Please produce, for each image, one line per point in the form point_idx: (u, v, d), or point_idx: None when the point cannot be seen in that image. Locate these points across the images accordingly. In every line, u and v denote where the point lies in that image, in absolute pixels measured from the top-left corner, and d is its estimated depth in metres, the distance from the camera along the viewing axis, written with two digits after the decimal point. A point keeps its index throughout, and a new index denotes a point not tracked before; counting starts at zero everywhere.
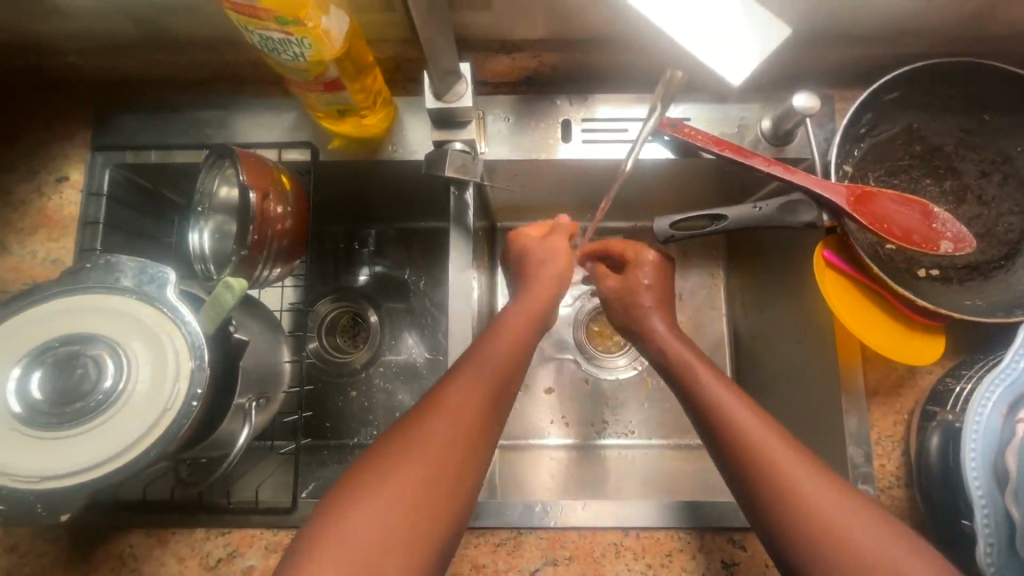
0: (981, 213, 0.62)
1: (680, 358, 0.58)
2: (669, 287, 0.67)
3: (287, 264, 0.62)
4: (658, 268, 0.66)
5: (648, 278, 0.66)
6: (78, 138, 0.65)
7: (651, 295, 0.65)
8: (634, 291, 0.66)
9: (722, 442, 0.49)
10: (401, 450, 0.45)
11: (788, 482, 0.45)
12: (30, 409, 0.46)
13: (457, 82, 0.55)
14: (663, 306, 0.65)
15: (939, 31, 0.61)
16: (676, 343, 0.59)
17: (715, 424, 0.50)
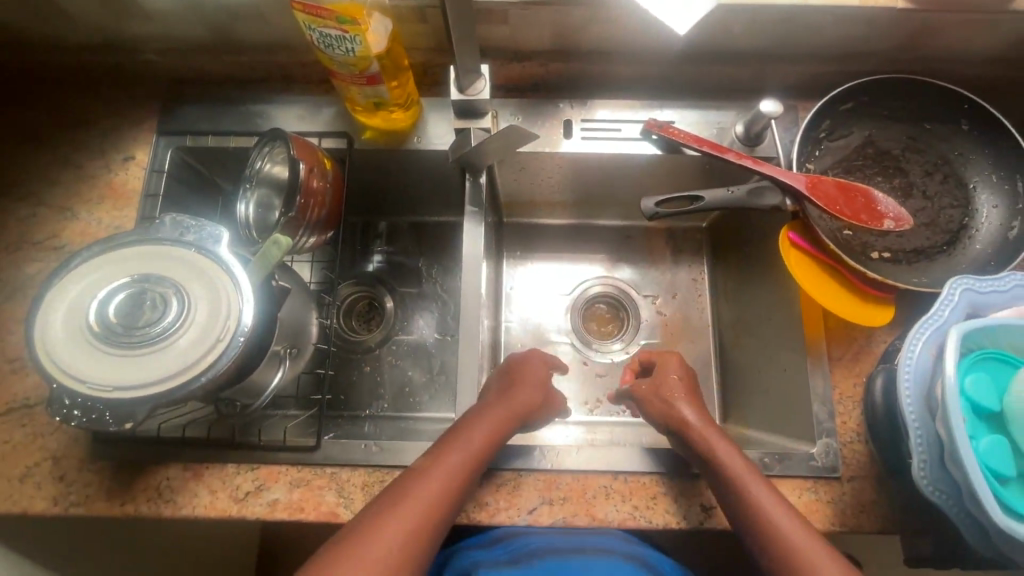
0: (925, 206, 0.72)
1: (716, 449, 0.59)
2: (694, 386, 0.69)
3: (322, 234, 0.71)
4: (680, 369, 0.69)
5: (676, 375, 0.68)
6: (145, 123, 0.75)
7: (682, 389, 0.67)
8: (668, 390, 0.67)
9: (756, 530, 0.53)
10: (380, 517, 0.50)
11: (783, 539, 0.51)
12: (104, 330, 0.54)
13: (477, 79, 0.65)
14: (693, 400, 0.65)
15: (882, 52, 0.72)
16: (709, 432, 0.60)
17: (748, 516, 0.54)
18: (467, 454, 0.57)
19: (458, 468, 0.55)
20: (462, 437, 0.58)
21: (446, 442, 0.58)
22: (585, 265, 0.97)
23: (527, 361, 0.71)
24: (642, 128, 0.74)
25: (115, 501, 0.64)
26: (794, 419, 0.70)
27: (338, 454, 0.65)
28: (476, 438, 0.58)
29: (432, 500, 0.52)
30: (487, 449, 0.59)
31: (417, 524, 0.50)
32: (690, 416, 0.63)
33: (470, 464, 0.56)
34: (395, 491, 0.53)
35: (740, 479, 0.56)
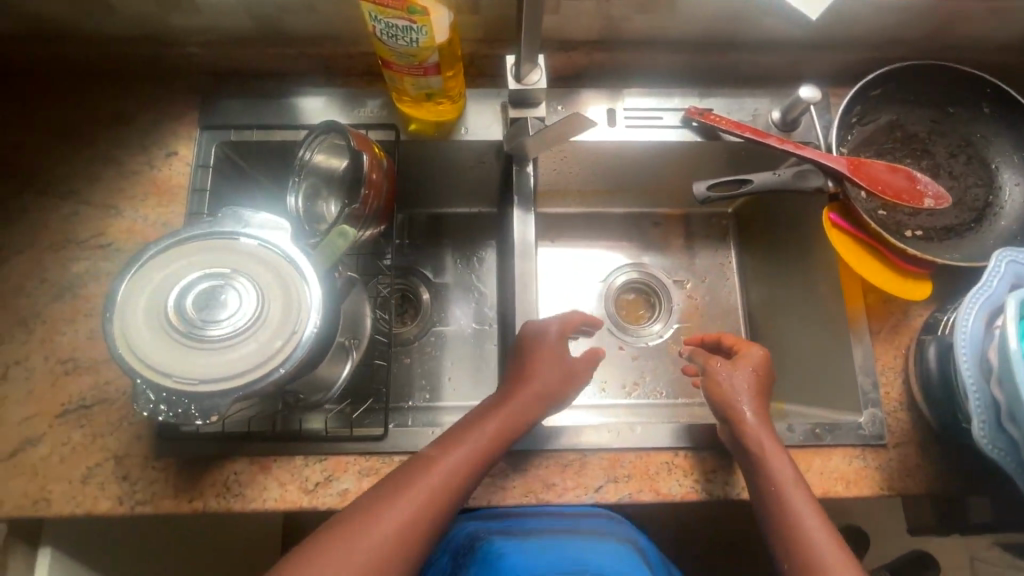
0: (953, 186, 0.75)
1: (772, 455, 0.60)
2: (768, 384, 0.67)
3: (377, 226, 0.72)
4: (752, 373, 0.66)
5: (750, 373, 0.66)
6: (187, 119, 0.75)
7: (746, 393, 0.65)
8: (737, 383, 0.66)
9: (777, 529, 0.57)
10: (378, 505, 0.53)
11: (800, 541, 0.55)
12: (184, 326, 0.53)
13: (532, 70, 0.66)
14: (760, 406, 0.64)
15: (908, 40, 0.76)
16: (766, 437, 0.61)
17: (775, 515, 0.58)
18: (480, 442, 0.59)
19: (469, 454, 0.58)
20: (475, 425, 0.60)
21: (458, 429, 0.60)
22: (616, 253, 0.98)
23: (543, 328, 0.69)
24: (683, 116, 0.77)
25: (182, 498, 0.64)
26: (837, 392, 0.73)
27: (405, 442, 0.66)
28: (487, 429, 0.60)
29: (433, 489, 0.54)
30: (499, 440, 0.60)
31: (424, 506, 0.53)
32: (749, 415, 0.63)
33: (481, 452, 0.59)
34: (396, 479, 0.55)
35: (785, 488, 0.58)
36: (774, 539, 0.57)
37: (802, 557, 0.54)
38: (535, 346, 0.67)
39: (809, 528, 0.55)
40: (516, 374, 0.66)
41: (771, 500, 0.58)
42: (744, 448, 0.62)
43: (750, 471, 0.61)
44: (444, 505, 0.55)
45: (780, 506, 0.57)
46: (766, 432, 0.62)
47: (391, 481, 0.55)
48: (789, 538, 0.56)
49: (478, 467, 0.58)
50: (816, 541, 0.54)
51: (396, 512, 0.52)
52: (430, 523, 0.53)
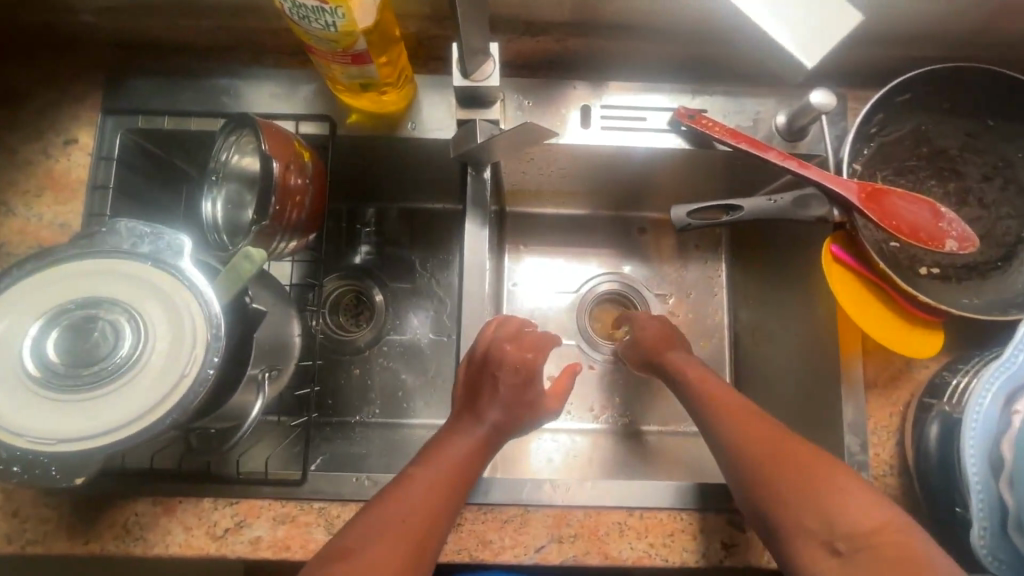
0: (982, 216, 0.64)
1: (726, 404, 0.58)
2: (675, 329, 0.72)
3: (303, 237, 0.61)
4: (657, 318, 0.73)
5: (655, 324, 0.72)
6: (88, 100, 0.64)
7: (658, 334, 0.71)
8: (642, 328, 0.72)
9: (741, 466, 0.53)
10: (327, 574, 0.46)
11: (773, 466, 0.52)
12: (46, 370, 0.46)
13: (485, 62, 0.55)
14: (672, 340, 0.70)
15: (949, 35, 0.63)
16: (691, 368, 0.65)
17: (732, 453, 0.55)
18: (445, 471, 0.54)
19: (438, 488, 0.53)
20: (439, 455, 0.55)
21: (421, 459, 0.55)
22: (593, 260, 0.88)
23: (496, 343, 0.60)
24: (670, 118, 0.65)
25: (78, 538, 0.57)
26: (821, 447, 0.64)
27: (326, 488, 0.59)
28: (443, 466, 0.54)
29: (388, 544, 0.48)
30: (468, 465, 0.55)
31: (385, 564, 0.47)
32: (673, 359, 0.67)
33: (448, 482, 0.53)
34: (344, 539, 0.49)
35: (758, 431, 0.54)
36: (764, 492, 0.51)
37: (804, 492, 0.49)
38: (489, 364, 0.59)
39: (765, 452, 0.53)
40: (469, 400, 0.59)
41: (751, 445, 0.54)
42: (678, 386, 0.65)
43: (712, 429, 0.58)
44: (420, 551, 0.49)
45: (764, 447, 0.53)
46: (682, 357, 0.67)
47: (357, 529, 0.49)
48: (780, 474, 0.51)
49: (449, 500, 0.53)
50: (808, 468, 0.51)
51: (364, 566, 0.47)
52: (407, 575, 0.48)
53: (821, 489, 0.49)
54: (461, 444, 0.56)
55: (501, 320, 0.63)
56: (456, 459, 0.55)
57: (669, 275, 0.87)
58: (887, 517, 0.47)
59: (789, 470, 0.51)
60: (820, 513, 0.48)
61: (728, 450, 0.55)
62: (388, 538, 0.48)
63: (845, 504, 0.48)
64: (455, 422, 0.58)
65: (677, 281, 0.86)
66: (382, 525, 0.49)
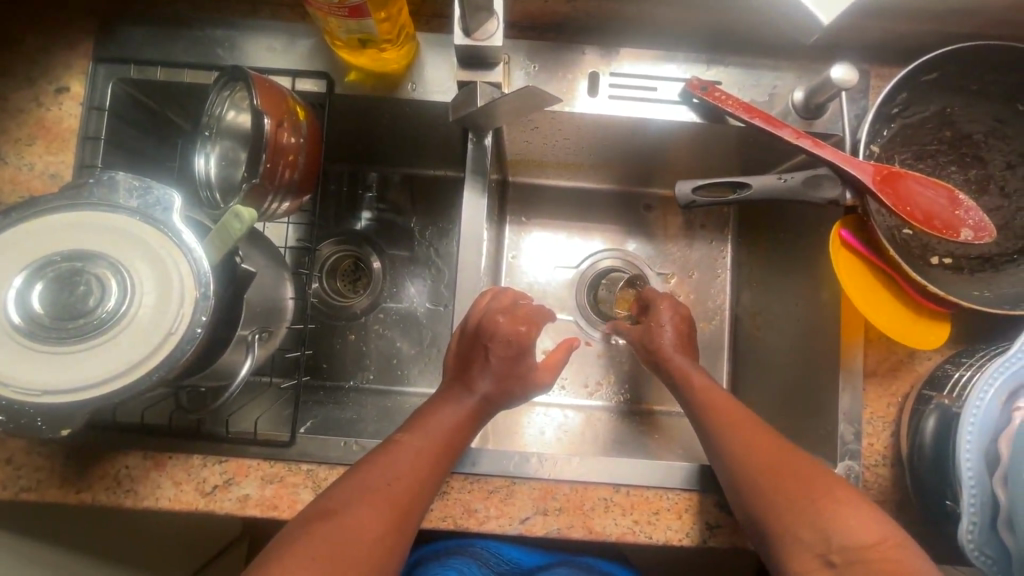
0: (1001, 206, 0.61)
1: (731, 414, 0.58)
2: (689, 329, 0.69)
3: (297, 198, 0.60)
4: (676, 313, 0.69)
5: (670, 320, 0.69)
6: (80, 48, 0.62)
7: (673, 335, 0.68)
8: (658, 323, 0.69)
9: (741, 479, 0.54)
10: (312, 530, 0.47)
11: (770, 485, 0.52)
12: (32, 322, 0.45)
13: (488, 20, 0.52)
14: (683, 344, 0.68)
15: (985, 12, 0.59)
16: (695, 376, 0.63)
17: (734, 464, 0.55)
18: (432, 441, 0.53)
19: (424, 457, 0.52)
20: (428, 424, 0.55)
21: (410, 426, 0.55)
22: (595, 235, 0.86)
23: (490, 315, 0.59)
24: (682, 89, 0.62)
25: (70, 488, 0.58)
26: (814, 433, 0.64)
27: (315, 450, 0.59)
28: (431, 434, 0.54)
29: (375, 507, 0.49)
30: (455, 436, 0.55)
31: (370, 524, 0.48)
32: (679, 363, 0.65)
33: (437, 451, 0.53)
34: (331, 498, 0.49)
35: (762, 445, 0.55)
36: (762, 504, 0.52)
37: (805, 509, 0.50)
38: (482, 335, 0.58)
39: (761, 466, 0.53)
40: (460, 368, 0.58)
41: (752, 458, 0.54)
42: (679, 391, 0.64)
43: (713, 439, 0.57)
44: (401, 519, 0.49)
45: (768, 462, 0.53)
46: (690, 364, 0.65)
47: (344, 490, 0.50)
48: (781, 488, 0.51)
49: (435, 471, 0.53)
50: (810, 483, 0.51)
51: (351, 526, 0.47)
52: (387, 542, 0.48)
53: (823, 508, 0.49)
54: (450, 413, 0.56)
55: (497, 292, 0.62)
56: (445, 429, 0.55)
57: (672, 253, 0.85)
58: (887, 533, 0.48)
59: (788, 487, 0.51)
60: (818, 528, 0.49)
61: (727, 460, 0.55)
62: (375, 501, 0.49)
63: (845, 519, 0.48)
64: (447, 390, 0.58)
65: (681, 261, 0.85)
66: (370, 488, 0.49)
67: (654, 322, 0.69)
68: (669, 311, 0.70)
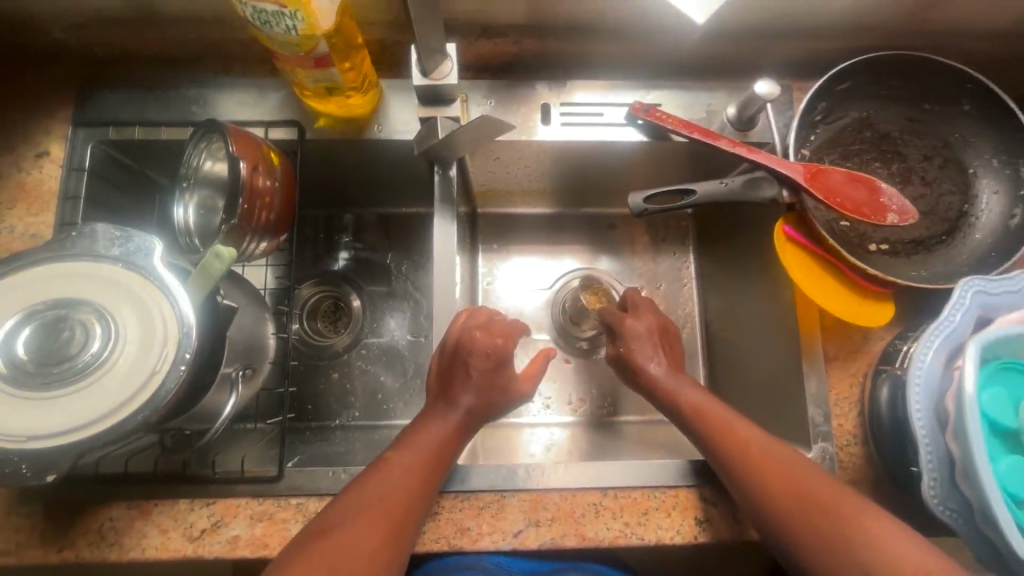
0: (924, 193, 0.67)
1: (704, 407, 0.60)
2: (669, 336, 0.69)
3: (273, 238, 0.63)
4: (651, 323, 0.69)
5: (646, 330, 0.69)
6: (59, 115, 0.66)
7: (651, 348, 0.68)
8: (631, 339, 0.68)
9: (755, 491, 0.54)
10: (307, 553, 0.47)
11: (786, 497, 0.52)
12: (17, 368, 0.47)
13: (442, 61, 0.58)
14: (663, 353, 0.68)
15: (879, 27, 0.67)
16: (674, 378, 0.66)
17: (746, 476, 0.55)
18: (421, 456, 0.54)
19: (413, 472, 0.53)
20: (415, 440, 0.56)
21: (399, 444, 0.56)
22: (565, 258, 0.90)
23: (467, 331, 0.61)
24: (627, 113, 0.68)
25: (52, 548, 0.57)
26: (788, 421, 0.66)
27: (303, 483, 0.59)
28: (417, 451, 0.55)
29: (368, 525, 0.49)
30: (443, 451, 0.56)
31: (363, 543, 0.48)
32: (661, 376, 0.65)
33: (425, 466, 0.54)
34: (325, 520, 0.50)
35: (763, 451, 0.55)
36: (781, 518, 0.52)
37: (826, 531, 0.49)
38: (461, 351, 0.60)
39: (772, 475, 0.54)
40: (439, 386, 0.60)
41: (763, 465, 0.54)
42: (664, 406, 0.64)
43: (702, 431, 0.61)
44: (398, 535, 0.50)
45: (774, 470, 0.54)
46: (673, 381, 0.65)
47: (337, 511, 0.50)
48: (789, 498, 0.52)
49: (426, 484, 0.53)
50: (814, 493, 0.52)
51: (344, 545, 0.47)
52: (385, 557, 0.49)
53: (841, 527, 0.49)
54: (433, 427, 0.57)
55: (472, 310, 0.65)
56: (432, 444, 0.56)
57: (640, 267, 0.89)
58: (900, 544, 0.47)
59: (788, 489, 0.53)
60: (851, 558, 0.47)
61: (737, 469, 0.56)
62: (367, 519, 0.49)
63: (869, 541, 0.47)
64: (431, 409, 0.59)
65: (649, 274, 0.89)
66: (361, 507, 0.50)
67: (630, 340, 0.68)
68: (645, 318, 0.70)
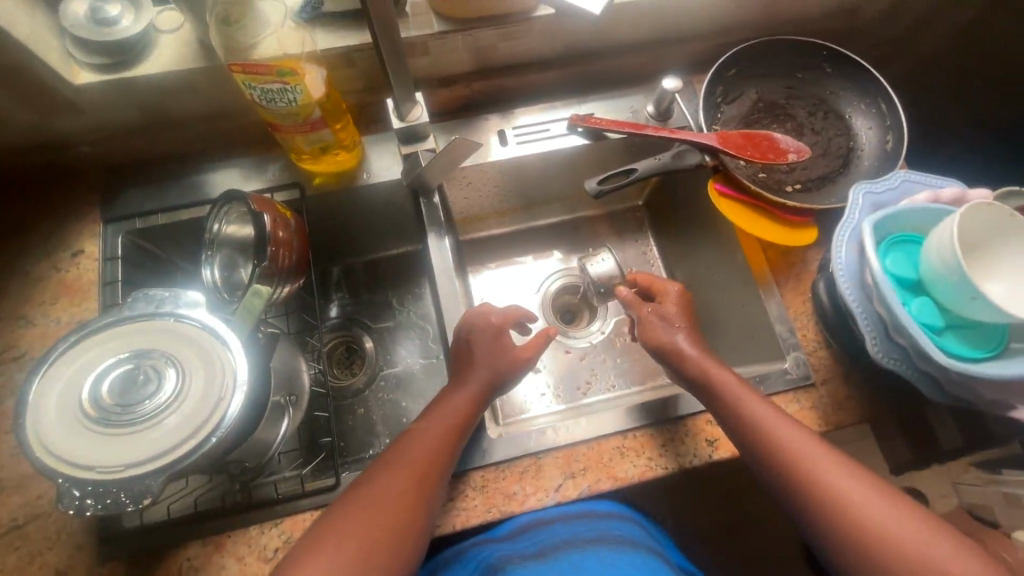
0: (818, 140, 0.83)
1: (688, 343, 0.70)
2: (692, 317, 0.75)
3: (294, 281, 0.73)
4: (680, 306, 0.74)
5: (675, 310, 0.74)
6: (88, 217, 0.75)
7: (686, 326, 0.72)
8: (670, 322, 0.73)
9: (757, 441, 0.61)
10: (372, 477, 0.59)
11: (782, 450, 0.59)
12: (100, 411, 0.53)
13: (414, 107, 0.72)
14: (692, 330, 0.73)
15: (745, 23, 0.85)
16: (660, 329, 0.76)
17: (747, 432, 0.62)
18: (456, 424, 0.64)
19: (448, 434, 0.63)
20: (447, 407, 0.65)
21: (435, 406, 0.65)
22: (545, 265, 1.02)
23: (482, 318, 0.71)
24: (569, 125, 0.82)
25: None
26: (762, 345, 0.77)
27: None
28: (450, 422, 0.64)
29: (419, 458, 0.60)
30: (471, 416, 0.65)
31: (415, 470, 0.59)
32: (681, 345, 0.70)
33: (458, 429, 0.63)
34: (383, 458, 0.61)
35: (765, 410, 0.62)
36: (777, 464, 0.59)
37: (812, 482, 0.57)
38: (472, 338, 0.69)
39: (773, 429, 0.61)
40: (459, 370, 0.68)
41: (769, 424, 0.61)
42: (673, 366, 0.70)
43: None
44: (421, 486, 0.58)
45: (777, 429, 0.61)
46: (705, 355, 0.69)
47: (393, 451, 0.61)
48: (785, 451, 0.59)
49: (450, 445, 0.62)
50: (809, 449, 0.59)
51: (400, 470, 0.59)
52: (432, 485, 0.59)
53: (828, 471, 0.57)
54: (462, 401, 0.66)
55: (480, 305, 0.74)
56: (462, 412, 0.65)
57: (610, 257, 1.02)
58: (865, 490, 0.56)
59: (786, 458, 0.59)
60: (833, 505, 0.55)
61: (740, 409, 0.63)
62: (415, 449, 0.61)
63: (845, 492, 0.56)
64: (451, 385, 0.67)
65: (620, 262, 1.01)
66: (409, 442, 0.61)
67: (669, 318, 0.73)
68: (673, 299, 0.75)
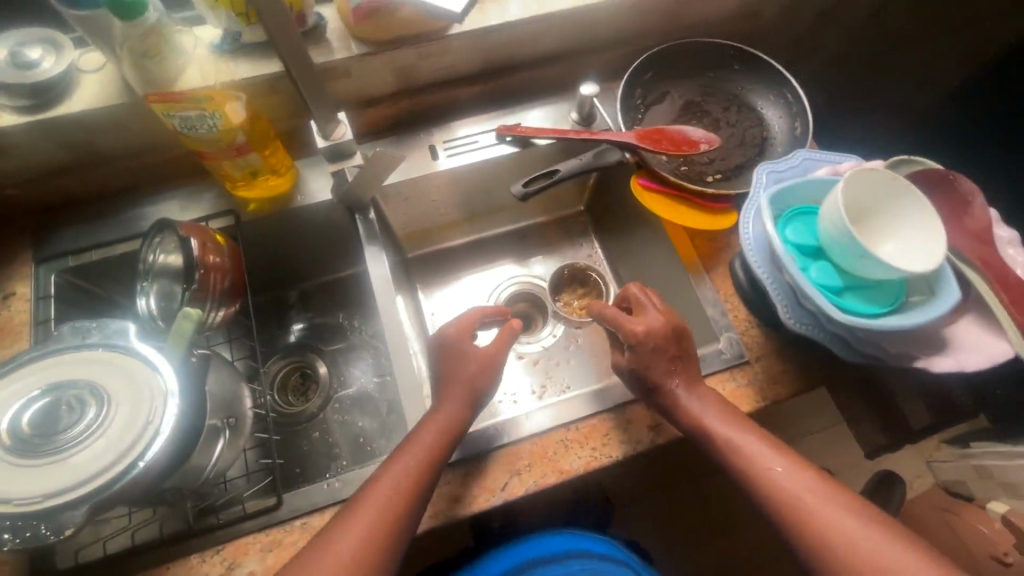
0: (734, 132, 0.86)
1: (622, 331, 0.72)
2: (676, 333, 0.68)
3: (229, 304, 0.73)
4: (660, 323, 0.68)
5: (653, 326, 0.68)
6: (20, 259, 0.75)
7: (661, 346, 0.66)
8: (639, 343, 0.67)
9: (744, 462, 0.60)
10: (336, 530, 0.55)
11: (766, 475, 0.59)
12: (23, 443, 0.53)
13: (337, 126, 0.73)
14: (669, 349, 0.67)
15: (654, 29, 0.91)
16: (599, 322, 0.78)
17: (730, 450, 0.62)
18: (422, 455, 0.61)
19: (416, 470, 0.60)
20: (415, 443, 0.62)
21: (407, 444, 0.62)
22: (494, 274, 1.04)
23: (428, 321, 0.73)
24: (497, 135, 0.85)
25: None
26: (699, 330, 0.79)
27: (302, 503, 0.65)
28: (418, 453, 0.61)
29: (386, 510, 0.56)
30: (440, 442, 0.62)
31: (378, 520, 0.56)
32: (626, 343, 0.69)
33: (426, 462, 0.61)
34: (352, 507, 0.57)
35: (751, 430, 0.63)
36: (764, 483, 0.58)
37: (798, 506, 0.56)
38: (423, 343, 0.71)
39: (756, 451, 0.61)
40: None
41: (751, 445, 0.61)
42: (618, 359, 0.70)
43: None
44: (381, 535, 0.55)
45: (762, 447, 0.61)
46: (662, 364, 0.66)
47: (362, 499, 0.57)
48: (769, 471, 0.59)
49: (420, 482, 0.59)
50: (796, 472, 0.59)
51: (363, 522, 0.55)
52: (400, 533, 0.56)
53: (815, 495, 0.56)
54: (427, 429, 0.63)
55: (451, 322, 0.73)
56: (430, 445, 0.62)
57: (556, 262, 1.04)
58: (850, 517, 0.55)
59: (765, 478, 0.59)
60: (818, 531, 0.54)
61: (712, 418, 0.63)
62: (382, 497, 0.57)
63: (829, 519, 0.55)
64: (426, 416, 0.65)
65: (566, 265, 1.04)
66: (377, 490, 0.58)
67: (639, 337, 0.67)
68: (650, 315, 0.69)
